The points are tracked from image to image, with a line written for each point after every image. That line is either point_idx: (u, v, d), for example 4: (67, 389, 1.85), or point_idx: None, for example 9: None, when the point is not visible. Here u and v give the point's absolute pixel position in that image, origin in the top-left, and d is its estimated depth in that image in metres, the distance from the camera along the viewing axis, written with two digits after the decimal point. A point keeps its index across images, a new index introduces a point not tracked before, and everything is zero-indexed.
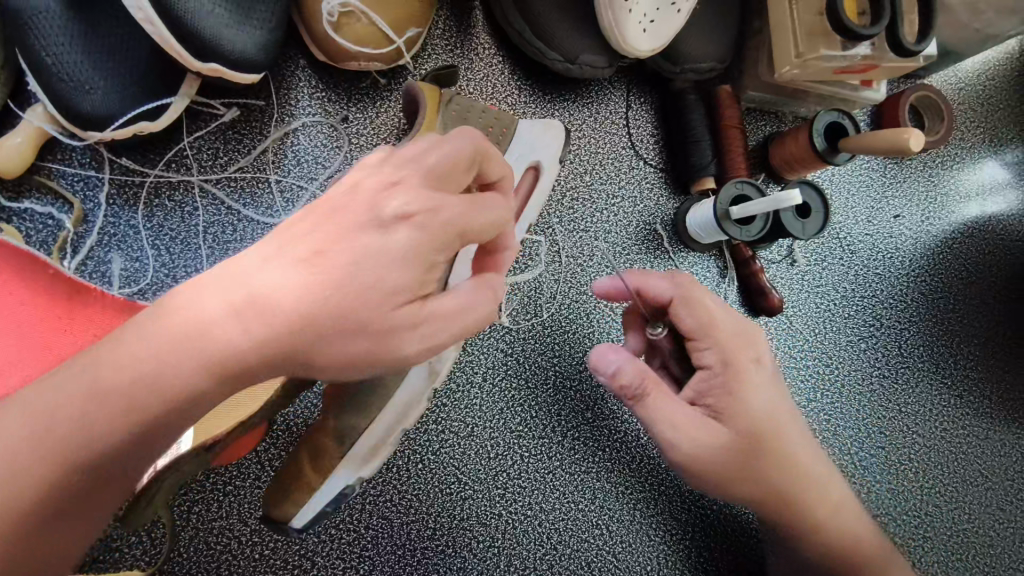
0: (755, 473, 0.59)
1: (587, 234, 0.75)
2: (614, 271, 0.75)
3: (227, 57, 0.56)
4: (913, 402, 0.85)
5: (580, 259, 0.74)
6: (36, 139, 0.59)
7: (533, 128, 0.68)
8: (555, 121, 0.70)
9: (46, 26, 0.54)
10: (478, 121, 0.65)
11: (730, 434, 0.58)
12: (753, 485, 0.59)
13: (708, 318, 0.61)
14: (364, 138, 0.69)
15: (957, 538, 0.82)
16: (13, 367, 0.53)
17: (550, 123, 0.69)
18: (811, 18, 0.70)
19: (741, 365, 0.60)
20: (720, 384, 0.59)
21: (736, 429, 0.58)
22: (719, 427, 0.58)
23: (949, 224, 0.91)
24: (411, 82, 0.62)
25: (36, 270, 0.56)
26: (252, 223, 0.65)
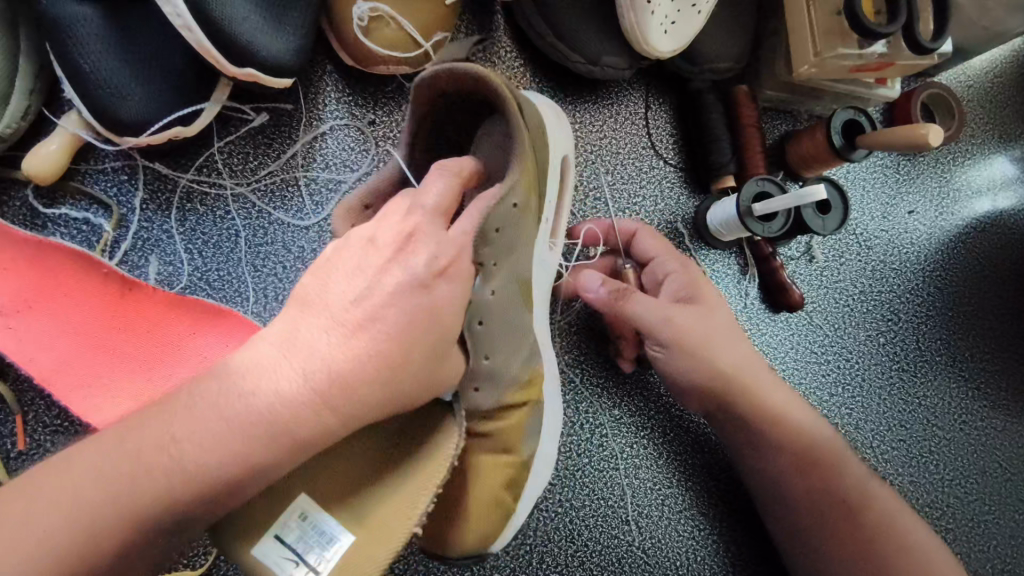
0: (731, 348, 0.66)
1: None
2: None
3: (262, 62, 0.57)
4: (931, 395, 0.86)
5: None
6: (71, 146, 0.59)
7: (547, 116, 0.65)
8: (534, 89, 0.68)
9: (84, 35, 0.54)
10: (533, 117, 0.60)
11: (704, 314, 0.66)
12: (730, 356, 0.65)
13: (660, 245, 0.70)
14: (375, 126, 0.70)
15: (980, 528, 0.83)
16: (70, 366, 0.57)
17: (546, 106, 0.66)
18: (827, 18, 0.72)
19: (700, 277, 0.69)
20: (684, 283, 0.67)
21: (709, 311, 0.67)
22: (697, 314, 0.66)
23: (962, 220, 0.92)
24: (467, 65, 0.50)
25: (64, 261, 0.58)
26: (284, 226, 0.66)
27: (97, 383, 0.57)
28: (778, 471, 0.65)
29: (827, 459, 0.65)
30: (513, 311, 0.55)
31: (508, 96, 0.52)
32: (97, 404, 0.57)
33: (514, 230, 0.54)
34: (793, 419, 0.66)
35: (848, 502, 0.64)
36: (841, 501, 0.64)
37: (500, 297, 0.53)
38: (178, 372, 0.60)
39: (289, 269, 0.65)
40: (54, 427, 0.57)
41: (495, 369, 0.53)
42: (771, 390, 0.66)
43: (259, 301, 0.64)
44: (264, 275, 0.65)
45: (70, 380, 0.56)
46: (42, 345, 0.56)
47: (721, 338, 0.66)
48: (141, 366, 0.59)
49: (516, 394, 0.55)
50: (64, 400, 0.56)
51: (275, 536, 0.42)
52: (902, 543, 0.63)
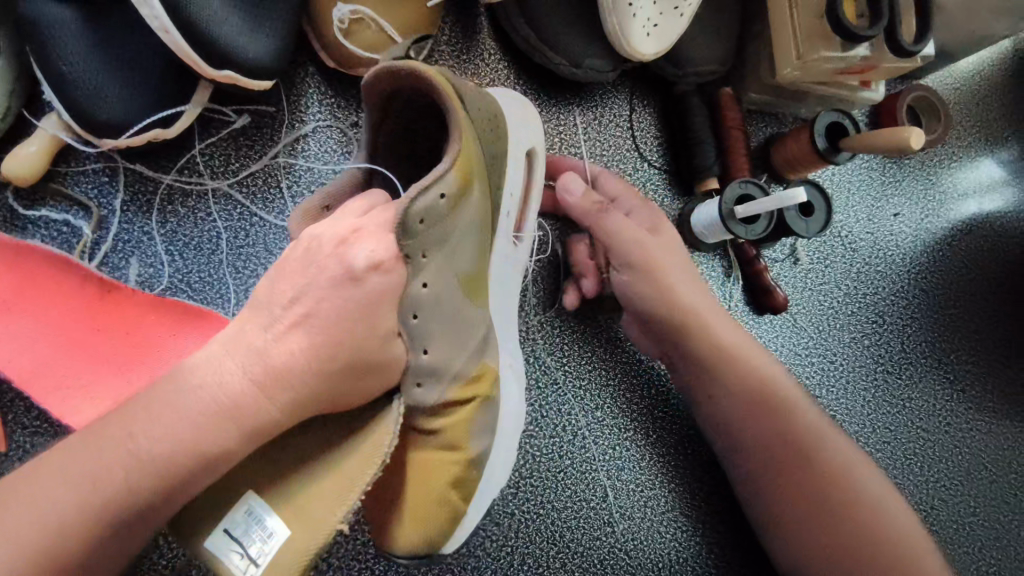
0: (699, 300, 0.67)
1: None
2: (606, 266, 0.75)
3: (242, 64, 0.57)
4: (917, 397, 0.86)
5: None
6: (50, 148, 0.59)
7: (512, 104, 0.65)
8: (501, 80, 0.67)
9: (63, 37, 0.54)
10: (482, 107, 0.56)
11: (667, 247, 0.68)
12: (695, 306, 0.67)
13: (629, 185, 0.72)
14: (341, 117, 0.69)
15: (964, 530, 0.83)
16: (48, 368, 0.57)
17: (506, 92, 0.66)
18: (811, 22, 0.71)
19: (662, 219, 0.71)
20: (647, 216, 0.70)
21: (671, 247, 0.68)
22: (660, 244, 0.68)
23: (948, 222, 0.92)
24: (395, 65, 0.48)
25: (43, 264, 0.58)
26: (266, 228, 0.66)
27: (75, 385, 0.57)
28: (750, 439, 0.66)
29: (794, 427, 0.65)
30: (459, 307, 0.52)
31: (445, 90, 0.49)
32: (76, 407, 0.57)
33: (449, 221, 0.49)
34: (761, 381, 0.66)
35: (813, 472, 0.64)
36: (805, 463, 0.64)
37: (435, 292, 0.48)
38: (154, 376, 0.59)
39: (270, 270, 0.65)
40: (33, 428, 0.57)
41: (436, 365, 0.49)
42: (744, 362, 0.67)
43: (240, 302, 0.64)
44: (245, 277, 0.65)
45: (49, 383, 0.56)
46: (21, 347, 0.56)
47: (682, 272, 0.67)
48: (122, 368, 0.59)
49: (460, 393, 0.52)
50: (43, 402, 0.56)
51: (223, 528, 0.41)
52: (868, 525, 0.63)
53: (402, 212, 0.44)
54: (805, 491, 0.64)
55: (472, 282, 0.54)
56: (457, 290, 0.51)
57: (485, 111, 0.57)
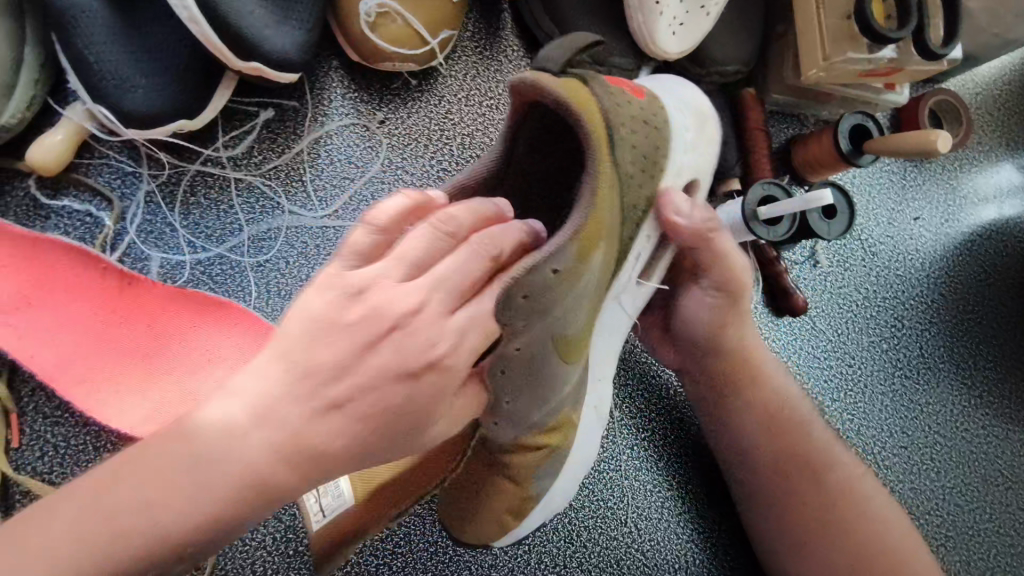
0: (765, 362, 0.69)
1: None
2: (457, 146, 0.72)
3: (267, 56, 0.57)
4: (934, 402, 0.85)
5: None
6: (75, 137, 0.60)
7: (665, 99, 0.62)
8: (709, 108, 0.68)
9: (90, 26, 0.55)
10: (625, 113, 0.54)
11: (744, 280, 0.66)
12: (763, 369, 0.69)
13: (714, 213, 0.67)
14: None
15: (979, 537, 0.82)
16: (71, 360, 0.57)
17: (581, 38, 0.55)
18: (837, 22, 0.72)
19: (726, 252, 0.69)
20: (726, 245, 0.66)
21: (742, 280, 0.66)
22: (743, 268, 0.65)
23: (969, 227, 0.92)
24: (553, 95, 0.48)
25: (39, 250, 0.58)
26: (294, 220, 0.66)
27: (98, 376, 0.58)
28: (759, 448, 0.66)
29: (812, 471, 0.65)
30: (552, 371, 0.51)
31: (580, 113, 0.48)
32: (100, 396, 0.58)
33: (556, 293, 0.46)
34: (789, 436, 0.66)
35: (824, 493, 0.64)
36: (830, 511, 0.64)
37: (525, 355, 0.47)
38: (177, 364, 0.61)
39: (292, 263, 0.66)
40: (54, 418, 0.58)
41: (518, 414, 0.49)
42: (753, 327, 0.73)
43: (262, 296, 0.65)
44: (266, 271, 0.65)
45: (71, 373, 0.57)
46: (46, 340, 0.57)
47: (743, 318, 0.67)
48: (142, 358, 0.60)
49: (535, 437, 0.53)
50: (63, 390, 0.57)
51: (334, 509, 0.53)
52: (832, 486, 0.64)
53: (507, 283, 0.42)
54: (833, 537, 0.63)
55: (568, 345, 0.52)
56: (549, 353, 0.49)
57: (634, 117, 0.55)
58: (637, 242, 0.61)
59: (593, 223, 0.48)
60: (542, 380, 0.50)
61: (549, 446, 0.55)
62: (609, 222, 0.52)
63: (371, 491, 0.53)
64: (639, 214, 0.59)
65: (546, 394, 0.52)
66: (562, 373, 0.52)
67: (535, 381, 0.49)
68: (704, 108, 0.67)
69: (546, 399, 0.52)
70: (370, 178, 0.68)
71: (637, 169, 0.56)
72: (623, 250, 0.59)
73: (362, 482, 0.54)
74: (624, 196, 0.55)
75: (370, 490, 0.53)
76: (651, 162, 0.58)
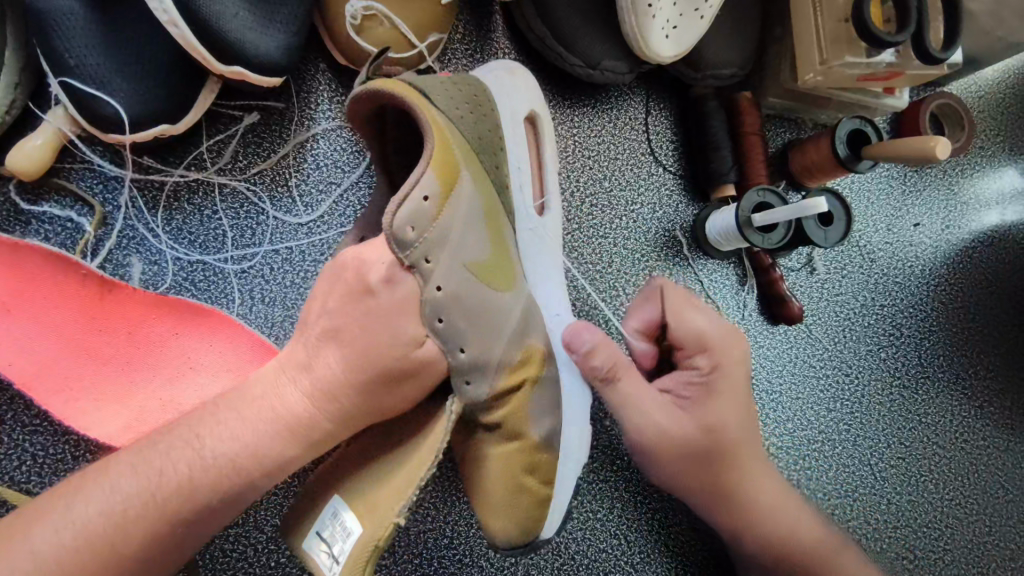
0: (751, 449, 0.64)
1: (607, 242, 0.74)
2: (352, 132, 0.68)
3: (249, 59, 0.56)
4: (932, 413, 0.84)
5: (606, 269, 0.74)
6: (55, 142, 0.58)
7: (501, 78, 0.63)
8: (518, 65, 0.66)
9: (69, 29, 0.53)
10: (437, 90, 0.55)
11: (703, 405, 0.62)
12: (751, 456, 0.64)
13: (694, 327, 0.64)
14: (605, 164, 0.76)
15: (977, 550, 0.81)
16: (51, 369, 0.57)
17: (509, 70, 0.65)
18: (834, 25, 0.70)
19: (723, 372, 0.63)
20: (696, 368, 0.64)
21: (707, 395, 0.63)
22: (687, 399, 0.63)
23: (969, 233, 0.90)
24: (374, 92, 0.48)
25: (17, 256, 0.56)
26: (279, 226, 0.65)
27: (77, 384, 0.57)
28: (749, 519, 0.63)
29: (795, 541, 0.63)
30: (479, 296, 0.51)
31: (415, 104, 0.48)
32: (81, 407, 0.57)
33: (439, 223, 0.48)
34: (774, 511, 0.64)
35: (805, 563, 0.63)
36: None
37: (451, 292, 0.49)
38: (159, 370, 0.60)
39: (276, 270, 0.65)
40: (32, 427, 0.57)
41: (475, 360, 0.49)
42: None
43: (246, 303, 0.64)
44: (250, 277, 0.64)
45: (50, 382, 0.56)
46: (26, 347, 0.56)
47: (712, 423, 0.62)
48: (124, 367, 0.59)
49: (507, 379, 0.52)
50: (41, 402, 0.56)
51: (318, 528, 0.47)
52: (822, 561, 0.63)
53: (387, 229, 0.45)
54: None
55: (485, 271, 0.52)
56: (469, 282, 0.50)
57: (461, 98, 0.55)
58: (510, 174, 0.61)
59: (444, 152, 0.49)
60: (485, 311, 0.51)
61: (527, 379, 0.53)
62: (460, 150, 0.51)
63: (376, 505, 0.43)
64: (493, 144, 0.58)
65: (497, 324, 0.52)
66: (500, 304, 0.53)
67: (475, 312, 0.50)
68: (516, 67, 0.66)
69: (500, 331, 0.52)
70: (356, 183, 0.67)
71: (468, 103, 0.56)
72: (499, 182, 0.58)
73: (366, 506, 0.44)
74: (467, 129, 0.54)
75: (372, 505, 0.43)
76: (481, 110, 0.57)
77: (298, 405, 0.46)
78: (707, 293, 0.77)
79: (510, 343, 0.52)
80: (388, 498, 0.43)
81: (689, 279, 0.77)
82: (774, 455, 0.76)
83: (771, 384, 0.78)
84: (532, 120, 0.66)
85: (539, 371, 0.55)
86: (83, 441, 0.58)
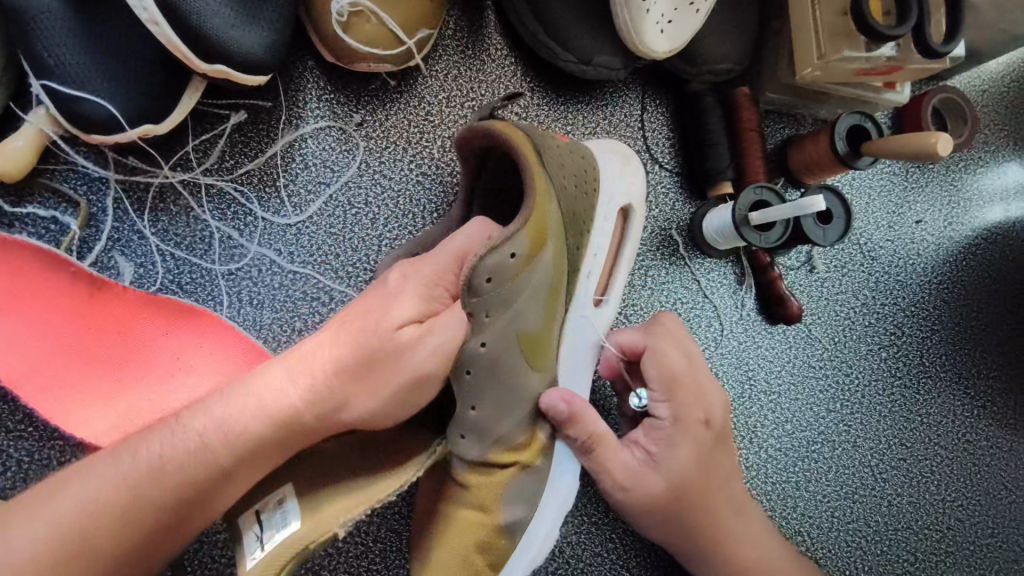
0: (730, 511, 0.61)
1: None
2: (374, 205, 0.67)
3: (232, 57, 0.55)
4: (935, 413, 0.82)
5: None
6: (37, 144, 0.57)
7: (609, 159, 0.66)
8: (632, 152, 0.68)
9: (49, 28, 0.53)
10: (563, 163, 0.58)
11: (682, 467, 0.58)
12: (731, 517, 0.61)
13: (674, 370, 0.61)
14: None
15: (980, 551, 0.80)
16: (38, 369, 0.55)
17: (626, 158, 0.67)
18: (833, 19, 0.69)
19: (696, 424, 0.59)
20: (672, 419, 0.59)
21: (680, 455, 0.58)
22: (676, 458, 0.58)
23: (972, 230, 0.88)
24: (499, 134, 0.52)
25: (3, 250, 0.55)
26: (268, 227, 0.64)
27: (62, 381, 0.56)
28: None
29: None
30: (511, 368, 0.53)
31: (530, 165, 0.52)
32: (65, 407, 0.56)
33: (513, 284, 0.50)
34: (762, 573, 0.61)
35: None
36: None
37: (492, 352, 0.51)
38: (148, 372, 0.59)
39: (265, 272, 0.64)
40: (16, 433, 0.56)
41: (482, 422, 0.51)
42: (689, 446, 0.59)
43: (233, 305, 0.63)
44: (238, 279, 0.63)
45: (36, 382, 0.55)
46: (13, 346, 0.55)
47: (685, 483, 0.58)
48: (111, 368, 0.58)
49: (501, 454, 0.54)
50: (28, 401, 0.55)
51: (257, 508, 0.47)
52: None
53: (467, 271, 0.47)
54: None
55: (528, 349, 0.54)
56: (513, 351, 0.52)
57: (571, 173, 0.59)
58: (586, 258, 0.62)
59: (539, 220, 0.51)
60: (509, 386, 0.53)
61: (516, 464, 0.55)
62: (552, 224, 0.54)
63: (320, 512, 0.44)
64: (581, 225, 0.60)
65: (514, 402, 0.54)
66: (526, 384, 0.55)
67: (502, 382, 0.52)
68: (627, 152, 0.68)
69: (513, 411, 0.54)
70: (346, 184, 0.66)
71: (574, 184, 0.59)
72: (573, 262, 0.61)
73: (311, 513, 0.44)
74: (563, 206, 0.58)
75: (318, 512, 0.44)
76: (582, 195, 0.60)
77: (288, 409, 0.45)
78: (704, 292, 0.76)
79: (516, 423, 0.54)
80: (333, 511, 0.43)
81: (686, 278, 0.75)
82: (774, 458, 0.75)
83: (770, 385, 0.77)
84: (624, 210, 0.67)
85: (536, 458, 0.56)
86: (68, 446, 0.57)
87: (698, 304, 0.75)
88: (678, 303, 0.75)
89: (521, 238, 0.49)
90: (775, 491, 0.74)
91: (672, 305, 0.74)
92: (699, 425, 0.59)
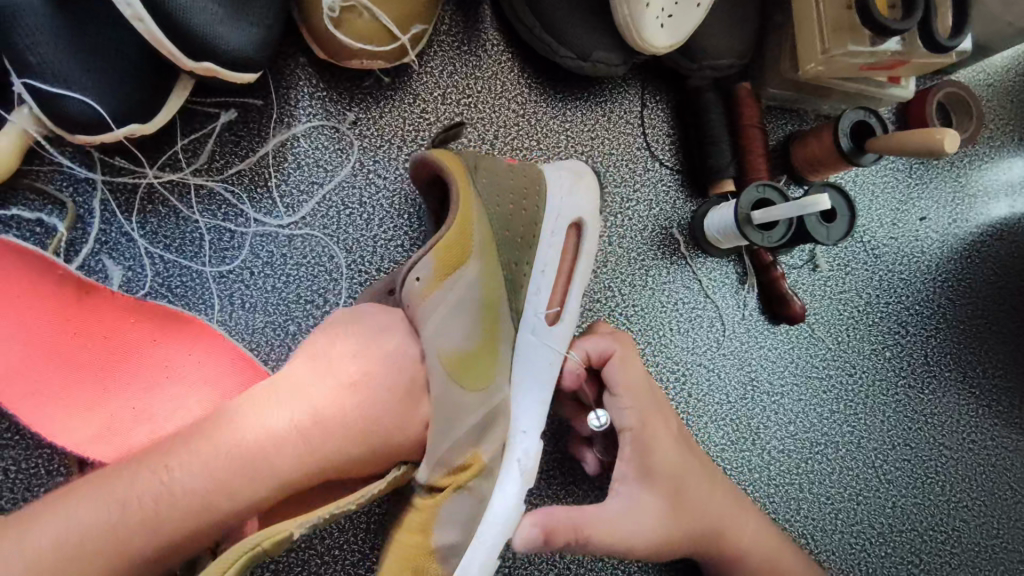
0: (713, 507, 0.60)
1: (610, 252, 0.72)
2: (368, 205, 0.65)
3: (221, 55, 0.54)
4: (940, 413, 0.81)
5: (605, 278, 0.71)
6: (22, 144, 0.56)
7: (564, 178, 0.64)
8: (585, 169, 0.66)
9: (28, 26, 0.50)
10: (506, 183, 0.59)
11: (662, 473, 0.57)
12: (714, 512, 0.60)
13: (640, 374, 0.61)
14: (600, 159, 0.73)
15: (985, 551, 0.79)
16: (20, 375, 0.54)
17: (580, 173, 0.65)
18: (838, 11, 0.67)
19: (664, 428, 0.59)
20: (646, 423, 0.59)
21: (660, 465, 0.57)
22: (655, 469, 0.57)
23: (976, 227, 0.87)
24: (428, 154, 0.55)
25: None
26: (261, 228, 0.63)
27: (46, 387, 0.54)
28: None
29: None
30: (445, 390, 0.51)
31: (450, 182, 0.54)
32: (49, 414, 0.54)
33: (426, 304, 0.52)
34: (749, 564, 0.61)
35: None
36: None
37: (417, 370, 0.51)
38: (135, 378, 0.57)
39: (257, 275, 0.62)
40: (3, 441, 0.55)
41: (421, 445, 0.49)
42: (661, 442, 0.58)
43: (225, 309, 0.61)
44: (229, 282, 0.62)
45: (17, 389, 0.53)
46: None
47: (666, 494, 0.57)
48: (96, 376, 0.56)
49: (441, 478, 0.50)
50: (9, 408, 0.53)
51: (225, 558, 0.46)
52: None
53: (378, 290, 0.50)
54: None
55: (463, 365, 0.53)
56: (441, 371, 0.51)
57: (510, 187, 0.59)
58: (534, 275, 0.61)
59: (456, 240, 0.53)
60: (450, 408, 0.51)
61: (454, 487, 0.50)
62: (477, 243, 0.55)
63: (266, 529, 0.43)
64: (524, 242, 0.60)
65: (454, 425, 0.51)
66: (467, 403, 0.52)
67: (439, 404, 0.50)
68: (584, 170, 0.66)
69: (453, 432, 0.51)
70: (338, 185, 0.65)
71: (512, 200, 0.59)
72: (514, 278, 0.60)
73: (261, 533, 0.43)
74: (500, 224, 0.58)
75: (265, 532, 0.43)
76: (520, 208, 0.59)
77: None
78: (705, 292, 0.75)
79: (456, 445, 0.51)
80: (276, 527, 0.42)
81: (687, 278, 0.74)
82: (776, 460, 0.74)
83: (772, 386, 0.75)
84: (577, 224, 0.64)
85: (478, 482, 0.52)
86: (56, 454, 0.56)
87: (699, 305, 0.74)
88: (678, 303, 0.73)
89: (426, 261, 0.52)
90: (778, 492, 0.73)
91: (672, 305, 0.73)
92: (662, 421, 0.60)
